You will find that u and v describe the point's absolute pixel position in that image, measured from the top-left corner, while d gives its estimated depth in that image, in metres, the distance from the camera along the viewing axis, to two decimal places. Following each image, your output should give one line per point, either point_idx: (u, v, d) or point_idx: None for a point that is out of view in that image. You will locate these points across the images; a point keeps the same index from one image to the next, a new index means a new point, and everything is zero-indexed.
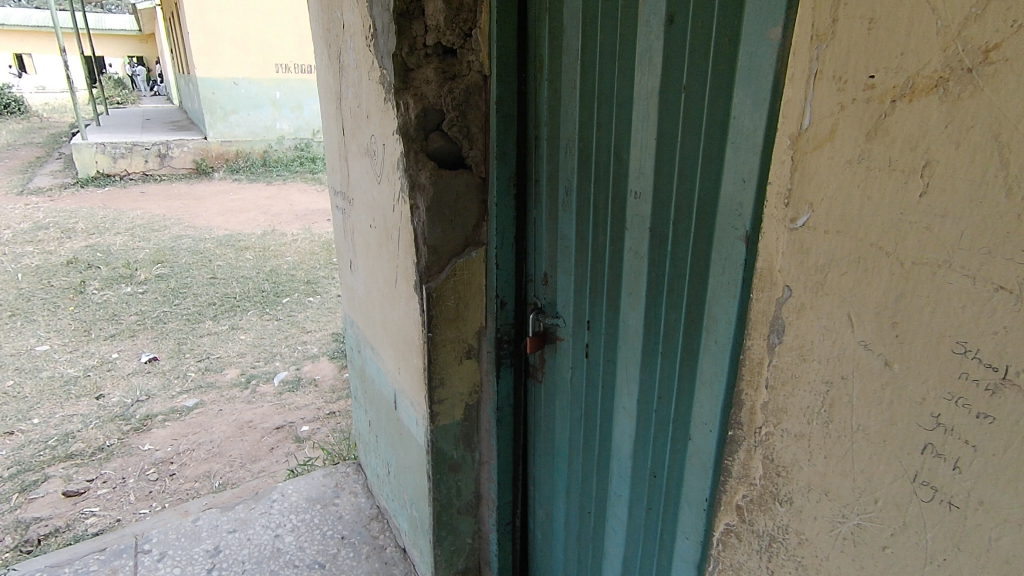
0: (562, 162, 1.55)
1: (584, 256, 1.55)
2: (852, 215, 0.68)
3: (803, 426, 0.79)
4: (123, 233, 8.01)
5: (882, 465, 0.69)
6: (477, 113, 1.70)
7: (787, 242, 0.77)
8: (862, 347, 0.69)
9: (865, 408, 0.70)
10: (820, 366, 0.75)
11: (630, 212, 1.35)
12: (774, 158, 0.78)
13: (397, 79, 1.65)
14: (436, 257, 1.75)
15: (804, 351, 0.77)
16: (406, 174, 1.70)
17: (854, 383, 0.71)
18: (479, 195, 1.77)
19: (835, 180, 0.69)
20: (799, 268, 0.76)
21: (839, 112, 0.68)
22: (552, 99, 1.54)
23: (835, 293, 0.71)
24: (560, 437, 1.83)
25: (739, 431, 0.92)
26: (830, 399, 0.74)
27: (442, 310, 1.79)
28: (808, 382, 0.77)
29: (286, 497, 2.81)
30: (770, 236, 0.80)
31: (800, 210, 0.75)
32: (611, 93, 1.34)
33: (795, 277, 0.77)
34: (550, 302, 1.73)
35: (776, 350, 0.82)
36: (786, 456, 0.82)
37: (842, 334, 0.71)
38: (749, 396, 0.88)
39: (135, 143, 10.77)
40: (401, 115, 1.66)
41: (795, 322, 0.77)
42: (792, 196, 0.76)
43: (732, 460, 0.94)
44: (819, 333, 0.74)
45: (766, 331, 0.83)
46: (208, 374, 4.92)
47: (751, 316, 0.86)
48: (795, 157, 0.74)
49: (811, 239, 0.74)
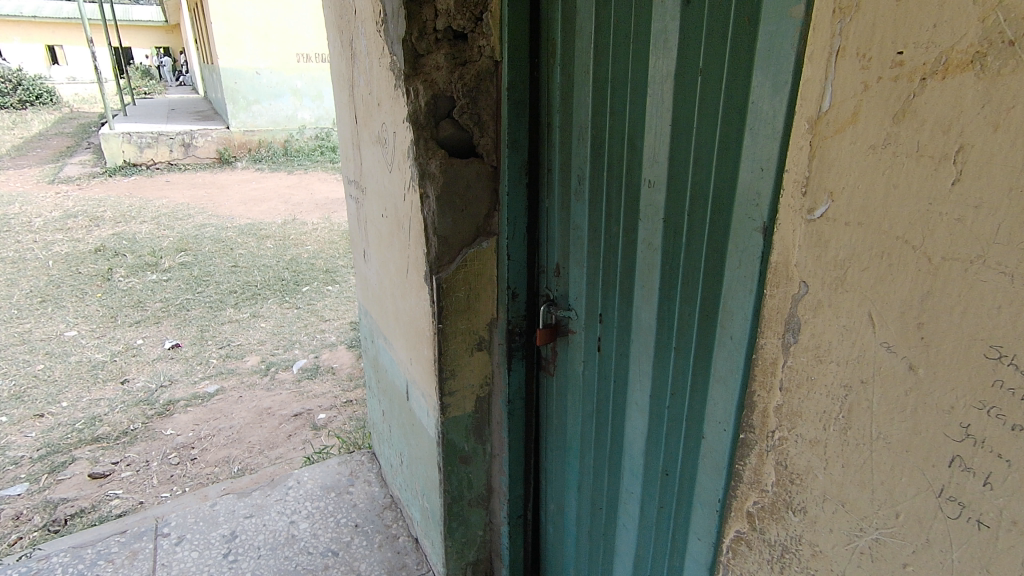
0: (574, 150, 1.50)
1: (597, 247, 1.50)
2: (876, 205, 0.63)
3: (819, 432, 0.74)
4: (149, 222, 8.17)
5: (904, 478, 0.65)
6: (490, 100, 1.65)
7: (803, 234, 0.72)
8: (884, 349, 0.65)
9: (887, 415, 0.65)
10: (838, 369, 0.70)
11: (642, 201, 1.30)
12: (791, 145, 0.73)
13: (407, 65, 1.62)
14: (447, 246, 1.72)
15: (820, 352, 0.72)
16: (416, 163, 1.67)
17: (875, 388, 0.66)
18: (491, 184, 1.73)
19: (858, 167, 0.64)
20: (816, 262, 0.71)
21: (862, 92, 0.62)
22: (564, 85, 1.49)
23: (855, 290, 0.66)
24: (572, 432, 1.80)
25: (751, 435, 0.88)
26: (849, 404, 0.70)
27: (452, 301, 1.76)
28: (825, 385, 0.72)
29: (302, 484, 2.84)
30: (786, 228, 0.75)
31: (819, 201, 0.70)
32: (624, 78, 1.29)
33: (812, 272, 0.72)
34: (562, 294, 1.70)
35: (792, 350, 0.77)
36: (800, 464, 0.78)
37: (862, 334, 0.67)
38: (762, 398, 0.84)
39: (161, 133, 10.95)
40: (411, 102, 1.63)
41: (812, 321, 0.73)
42: (810, 185, 0.71)
43: (743, 465, 0.90)
44: (838, 332, 0.69)
45: (781, 330, 0.79)
46: (229, 361, 5.01)
47: (765, 313, 0.81)
48: (813, 143, 0.69)
49: (830, 231, 0.69)
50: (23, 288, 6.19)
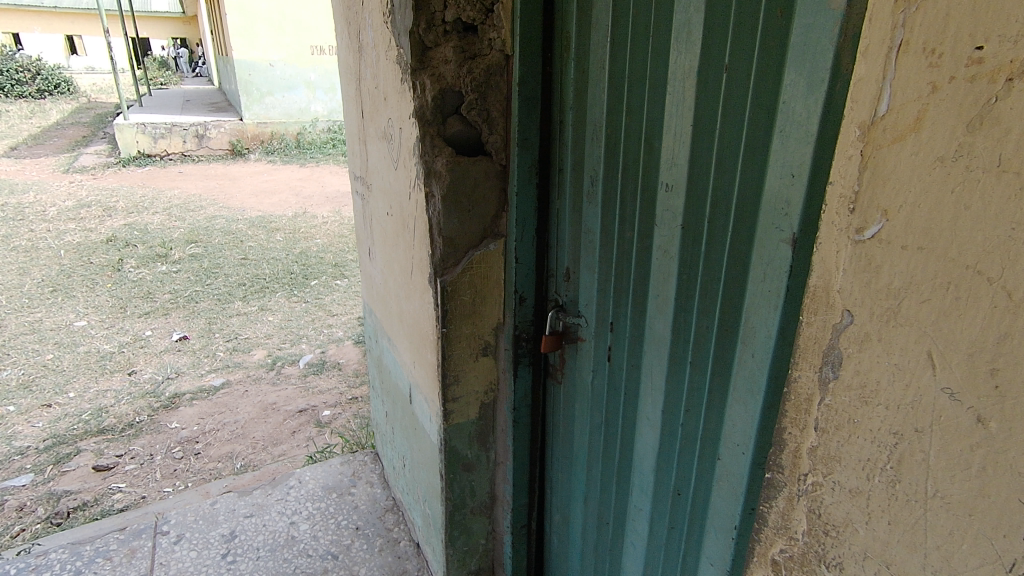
0: (587, 150, 1.43)
1: (610, 253, 1.43)
2: (943, 229, 0.55)
3: (861, 482, 0.67)
4: (160, 212, 8.19)
5: (966, 545, 0.57)
6: (500, 95, 1.57)
7: (849, 257, 0.65)
8: (946, 395, 0.57)
9: (946, 471, 0.58)
10: (888, 414, 0.63)
11: (659, 205, 1.23)
12: (837, 154, 0.65)
13: (414, 58, 1.54)
14: (452, 248, 1.65)
15: (866, 393, 0.65)
16: (422, 161, 1.59)
17: (933, 440, 0.58)
18: (499, 183, 1.65)
19: (922, 183, 0.56)
20: (864, 289, 0.63)
21: (929, 96, 0.55)
22: (577, 81, 1.41)
23: (913, 324, 0.59)
24: (579, 443, 1.73)
25: (779, 475, 0.81)
26: (898, 454, 0.62)
27: (457, 305, 1.69)
28: (871, 429, 0.65)
29: (303, 484, 2.80)
30: (828, 248, 0.67)
31: (871, 219, 0.62)
32: (643, 74, 1.21)
33: (859, 301, 0.64)
34: (572, 300, 1.62)
35: (831, 387, 0.69)
36: (837, 515, 0.71)
37: (920, 377, 0.59)
38: (794, 437, 0.76)
39: (174, 124, 10.98)
40: (417, 97, 1.55)
41: (856, 356, 0.65)
42: (859, 201, 0.63)
43: (769, 507, 0.83)
44: (888, 371, 0.62)
45: (818, 362, 0.71)
46: (236, 355, 5.00)
47: (800, 342, 0.74)
48: (866, 154, 0.61)
49: (882, 255, 0.61)
50: (35, 277, 6.23)
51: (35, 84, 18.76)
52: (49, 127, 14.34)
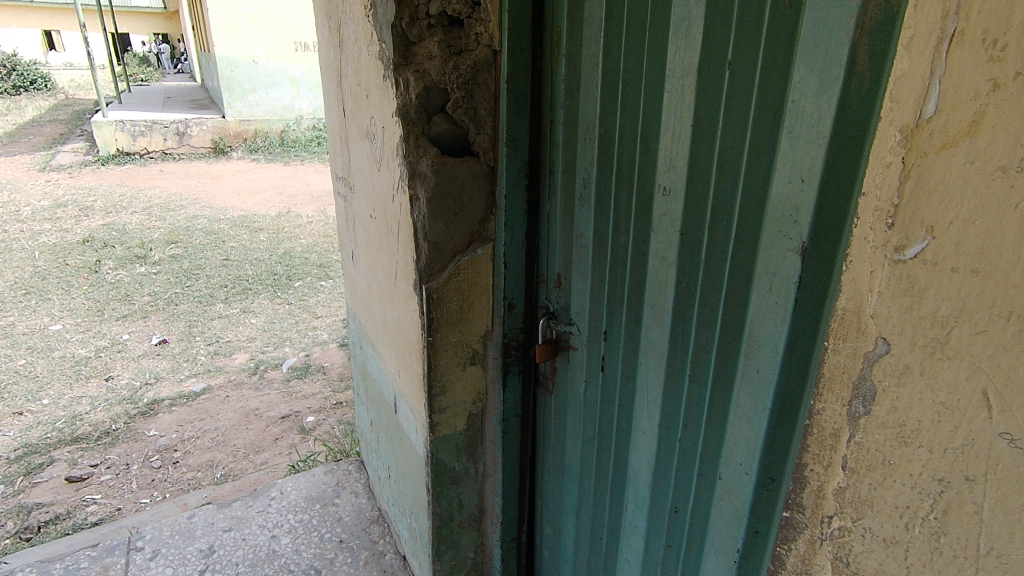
0: (579, 151, 1.36)
1: (603, 259, 1.37)
2: (998, 252, 0.51)
3: (898, 531, 0.64)
4: (139, 212, 7.99)
5: None
6: (487, 93, 1.49)
7: (887, 279, 0.61)
8: (1001, 439, 0.53)
9: (999, 523, 0.55)
10: (932, 457, 0.59)
11: (655, 210, 1.17)
12: (873, 165, 0.61)
13: (396, 53, 1.46)
14: (438, 253, 1.57)
15: (905, 432, 0.61)
16: (406, 162, 1.51)
17: (985, 488, 0.55)
18: (487, 185, 1.58)
19: (975, 198, 0.52)
20: (905, 316, 0.59)
21: (983, 101, 0.50)
22: (569, 79, 1.35)
23: (963, 357, 0.55)
24: (571, 456, 1.67)
25: (799, 516, 0.79)
26: (944, 502, 0.59)
27: (443, 313, 1.62)
28: (912, 473, 0.61)
29: (285, 494, 2.71)
30: (862, 269, 0.63)
31: (913, 237, 0.58)
32: (639, 71, 1.15)
33: (898, 328, 0.60)
34: (563, 307, 1.56)
35: (862, 424, 0.66)
36: (869, 563, 0.68)
37: (971, 418, 0.55)
38: (819, 476, 0.74)
39: (154, 122, 10.75)
40: (400, 94, 1.47)
41: (894, 392, 0.62)
42: (899, 216, 0.59)
43: (787, 549, 0.82)
44: (933, 409, 0.58)
45: (847, 396, 0.68)
46: (217, 359, 4.88)
47: (824, 374, 0.71)
48: (909, 163, 0.57)
49: (926, 277, 0.57)
50: (8, 279, 6.03)
51: (11, 80, 18.28)
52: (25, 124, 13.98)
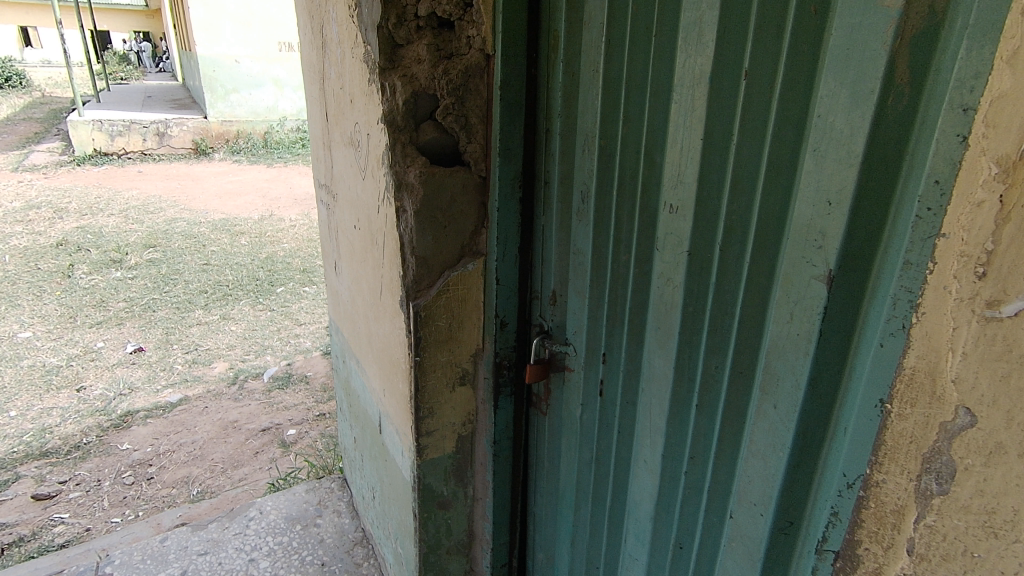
0: (577, 163, 1.29)
1: (602, 277, 1.29)
2: None
3: None
4: (116, 214, 7.77)
5: None
6: (479, 100, 1.41)
7: (976, 340, 0.54)
8: None
9: None
10: None
11: (660, 227, 1.09)
12: (960, 213, 0.55)
13: (382, 56, 1.37)
14: (426, 268, 1.49)
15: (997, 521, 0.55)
16: (392, 172, 1.42)
17: None
18: (479, 197, 1.49)
19: None
20: (1000, 387, 0.53)
21: None
22: (567, 86, 1.27)
23: None
24: (566, 482, 1.59)
25: None
26: None
27: (431, 331, 1.53)
28: (1002, 569, 0.55)
29: (264, 515, 2.59)
30: (945, 327, 0.57)
31: (1008, 295, 0.51)
32: (644, 79, 1.07)
33: (990, 400, 0.54)
34: (559, 326, 1.48)
35: (937, 505, 0.61)
36: None
37: None
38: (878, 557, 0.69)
39: (133, 121, 10.47)
40: (386, 100, 1.38)
41: (983, 474, 0.55)
42: (990, 269, 0.52)
43: None
44: None
45: (917, 472, 0.63)
46: (196, 368, 4.73)
47: (885, 444, 0.66)
48: (1005, 210, 0.51)
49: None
50: None
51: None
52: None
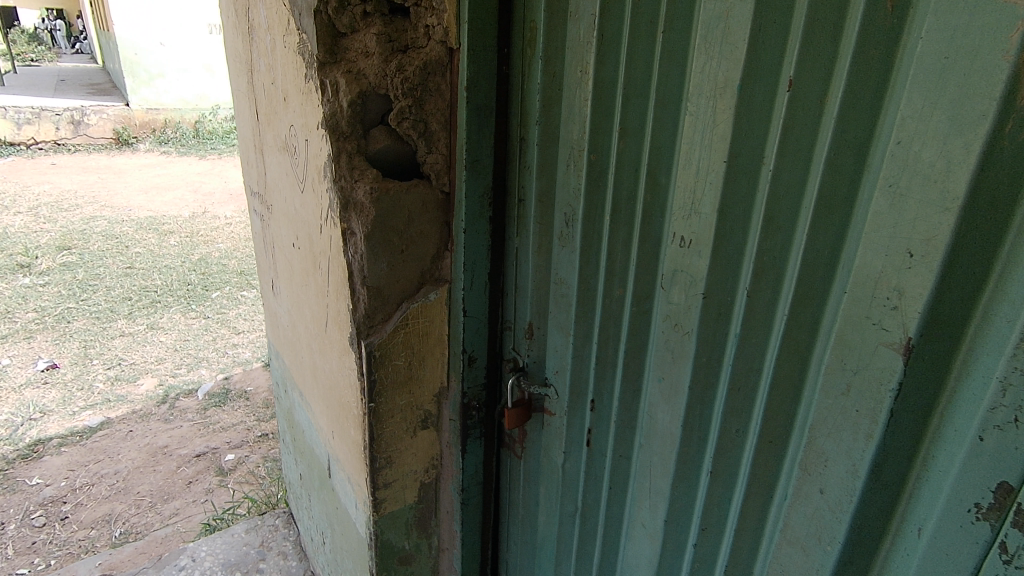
0: (560, 179, 1.10)
1: (592, 312, 1.11)
2: None
3: None
4: (24, 212, 7.01)
5: None
6: (441, 101, 1.17)
7: None
8: None
9: None
10: None
11: (664, 262, 0.92)
12: None
13: (321, 49, 1.13)
14: (381, 301, 1.26)
15: None
16: (337, 188, 1.19)
17: None
18: (441, 216, 1.27)
19: None
20: None
21: None
22: (547, 89, 1.07)
23: None
24: (544, 534, 1.40)
25: None
26: None
27: (389, 373, 1.31)
28: None
29: (197, 563, 2.29)
30: None
31: None
32: (647, 84, 0.89)
33: None
34: (536, 363, 1.30)
35: None
36: None
37: None
38: None
39: (43, 107, 9.48)
40: (328, 103, 1.14)
41: None
42: None
43: None
44: None
45: None
46: (119, 386, 4.29)
47: None
48: None
49: None
50: None
51: None
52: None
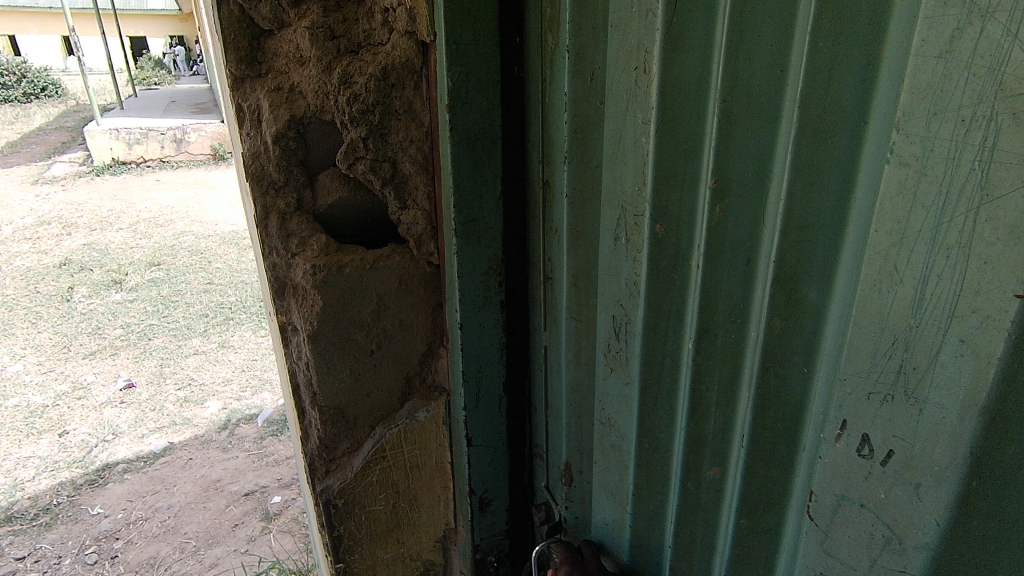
0: (605, 257, 0.63)
1: (664, 488, 0.64)
2: None
3: None
4: (126, 229, 7.25)
5: None
6: (415, 127, 0.74)
7: None
8: None
9: None
10: None
11: (816, 462, 0.44)
12: None
13: (234, 58, 0.74)
14: (344, 425, 0.86)
15: None
16: (270, 266, 0.80)
17: None
18: (431, 298, 0.84)
19: None
20: None
21: None
22: (579, 99, 0.60)
23: None
24: None
25: None
26: None
27: (364, 522, 0.91)
28: None
29: None
30: None
31: None
32: (781, 87, 0.41)
33: None
34: (581, 522, 0.82)
35: None
36: None
37: None
38: None
39: (150, 127, 10.01)
40: (249, 141, 0.76)
41: None
42: None
43: None
44: None
45: None
46: (186, 408, 3.83)
47: None
48: None
49: None
50: None
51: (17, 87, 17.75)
52: (36, 106, 12.85)
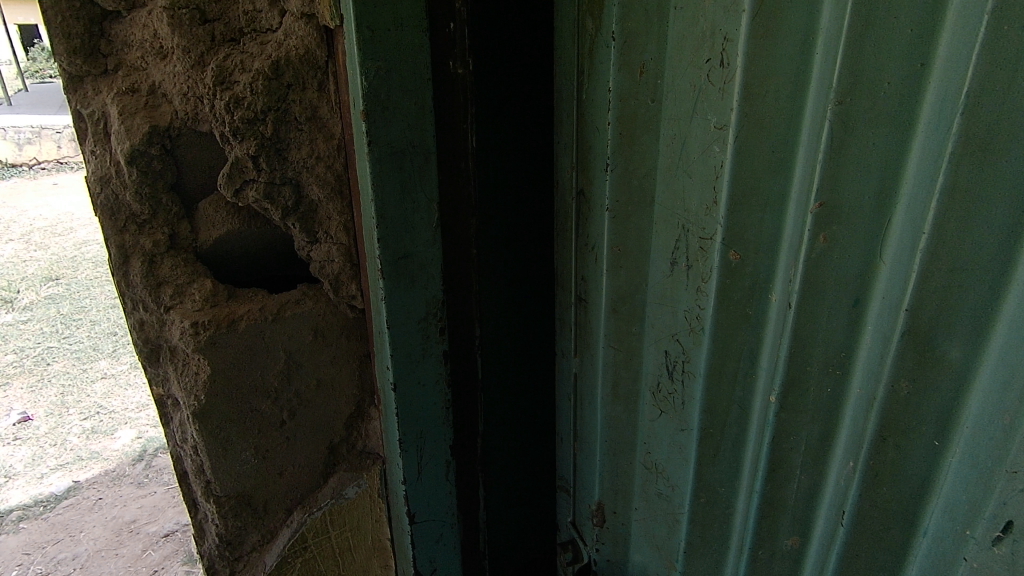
0: (656, 284, 0.53)
1: (721, 550, 0.54)
2: None
3: None
4: (18, 244, 6.27)
5: None
6: (322, 139, 0.57)
7: None
8: None
9: None
10: None
11: (951, 532, 0.36)
12: None
13: (64, 49, 0.55)
14: (251, 515, 0.68)
15: None
16: (137, 325, 0.61)
17: None
18: (356, 348, 0.67)
19: None
20: None
21: None
22: (626, 100, 0.50)
23: None
24: None
25: None
26: None
27: None
28: None
29: None
30: None
31: None
32: (921, 92, 0.33)
33: None
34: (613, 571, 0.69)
35: None
36: None
37: None
38: None
39: (43, 124, 8.75)
40: (95, 163, 0.57)
41: None
42: None
43: None
44: None
45: None
46: (93, 441, 2.78)
47: None
48: None
49: None
50: None
51: None
52: None
